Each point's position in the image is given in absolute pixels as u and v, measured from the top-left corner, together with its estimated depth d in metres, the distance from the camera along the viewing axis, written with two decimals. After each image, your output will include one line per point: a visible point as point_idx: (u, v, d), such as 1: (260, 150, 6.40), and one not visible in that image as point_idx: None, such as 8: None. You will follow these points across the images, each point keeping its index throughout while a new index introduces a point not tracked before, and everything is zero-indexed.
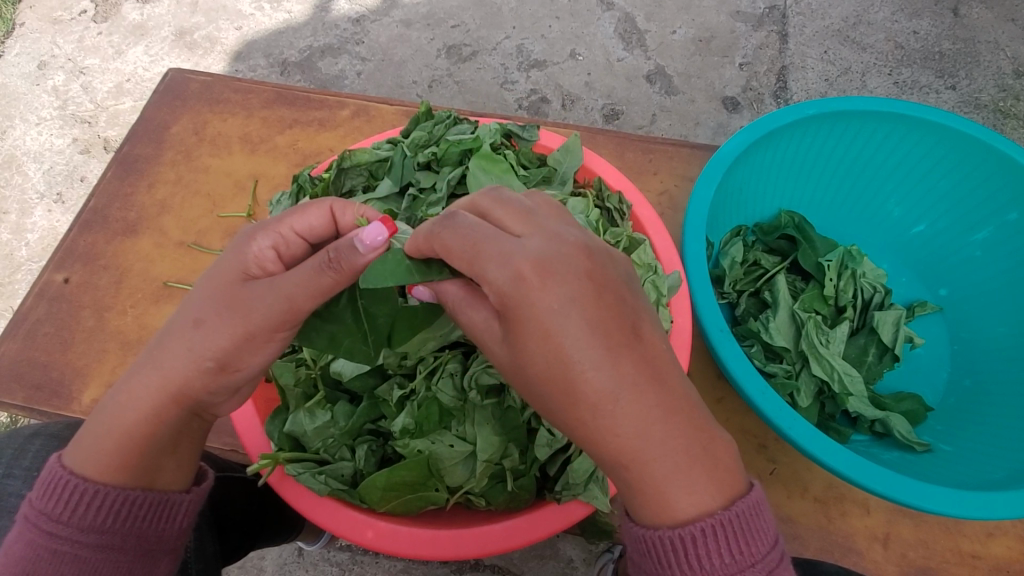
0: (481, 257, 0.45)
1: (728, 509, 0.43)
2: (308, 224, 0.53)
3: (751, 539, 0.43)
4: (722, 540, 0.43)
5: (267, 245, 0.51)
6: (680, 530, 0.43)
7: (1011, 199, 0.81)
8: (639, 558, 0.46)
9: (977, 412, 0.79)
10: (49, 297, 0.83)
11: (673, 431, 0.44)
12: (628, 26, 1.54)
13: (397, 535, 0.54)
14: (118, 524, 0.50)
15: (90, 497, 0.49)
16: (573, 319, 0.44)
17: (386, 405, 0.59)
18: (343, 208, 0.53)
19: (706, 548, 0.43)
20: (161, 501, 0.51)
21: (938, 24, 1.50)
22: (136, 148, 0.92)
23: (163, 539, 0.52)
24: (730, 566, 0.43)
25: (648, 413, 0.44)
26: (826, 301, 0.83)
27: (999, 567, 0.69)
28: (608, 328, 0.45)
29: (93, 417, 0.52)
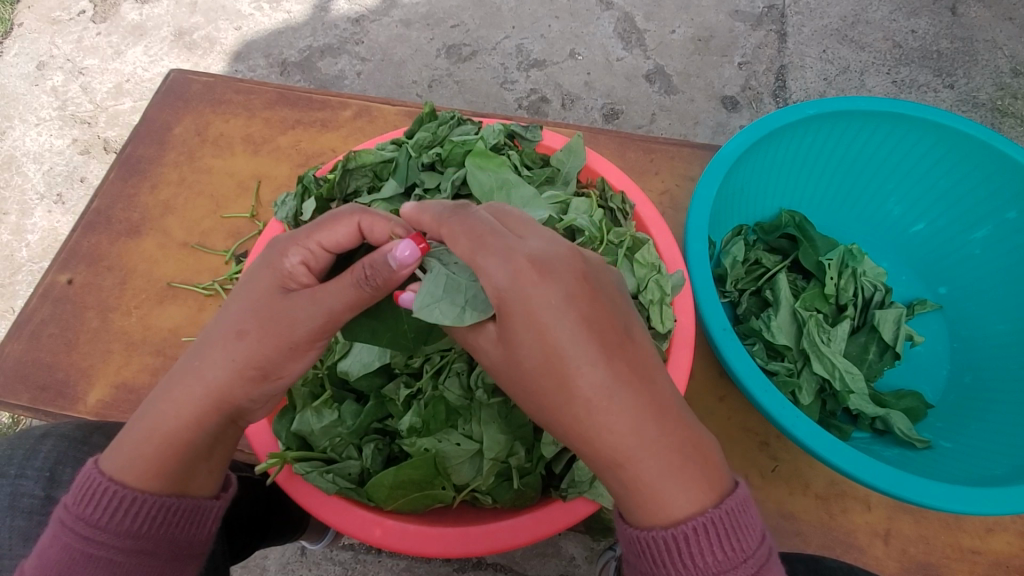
0: (485, 247, 0.46)
1: (718, 508, 0.44)
2: (334, 240, 0.52)
3: (740, 537, 0.44)
4: (713, 537, 0.43)
5: (297, 260, 0.51)
6: (674, 529, 0.44)
7: (1010, 198, 0.82)
8: (635, 559, 0.46)
9: (976, 409, 0.80)
10: (54, 298, 0.84)
11: (662, 428, 0.45)
12: (628, 25, 1.54)
13: (405, 534, 0.55)
14: (153, 530, 0.50)
15: (127, 503, 0.49)
16: (568, 323, 0.45)
17: (392, 404, 0.59)
18: (371, 224, 0.52)
19: (701, 546, 0.43)
20: (194, 507, 0.52)
21: (936, 22, 1.50)
22: (139, 149, 0.92)
23: (192, 543, 0.53)
24: (724, 562, 0.44)
25: (642, 412, 0.45)
26: (827, 299, 0.83)
27: (998, 562, 0.70)
28: (596, 336, 0.45)
29: (132, 423, 0.52)
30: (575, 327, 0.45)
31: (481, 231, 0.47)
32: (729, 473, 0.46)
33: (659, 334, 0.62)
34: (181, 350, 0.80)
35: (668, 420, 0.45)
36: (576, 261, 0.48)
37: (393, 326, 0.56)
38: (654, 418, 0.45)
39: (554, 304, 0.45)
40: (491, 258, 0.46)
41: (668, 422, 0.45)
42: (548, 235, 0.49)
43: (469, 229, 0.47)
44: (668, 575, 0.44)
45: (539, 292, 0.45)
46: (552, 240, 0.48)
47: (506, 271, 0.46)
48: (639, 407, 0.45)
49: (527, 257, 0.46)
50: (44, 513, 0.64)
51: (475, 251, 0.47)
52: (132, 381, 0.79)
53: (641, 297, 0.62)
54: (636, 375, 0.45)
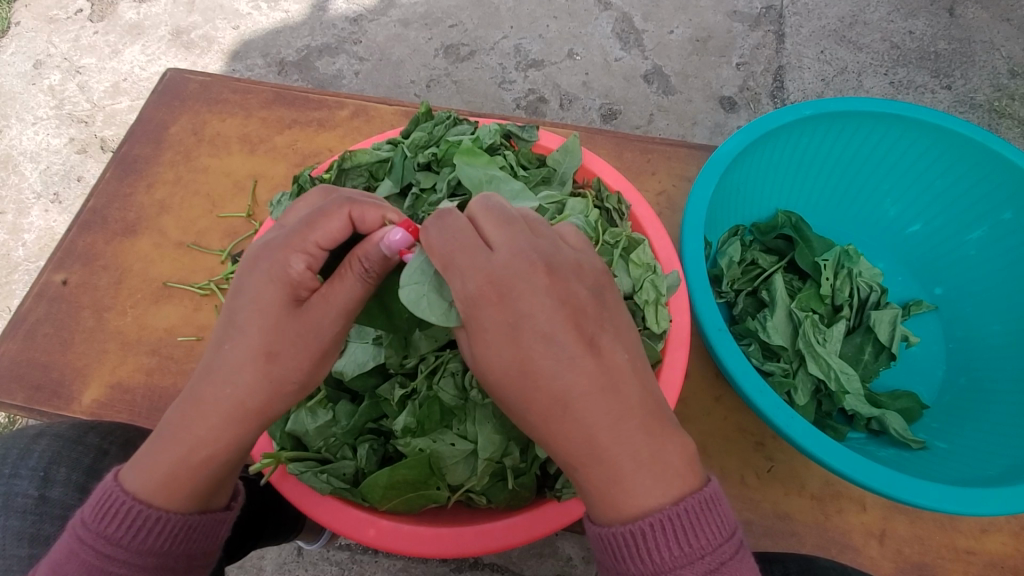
0: (449, 262, 0.47)
1: (676, 507, 0.44)
2: (331, 237, 0.50)
3: (700, 532, 0.44)
4: (670, 533, 0.44)
5: (300, 265, 0.49)
6: (630, 526, 0.44)
7: (1006, 199, 0.82)
8: (598, 555, 0.47)
9: (972, 410, 0.80)
10: (49, 298, 0.83)
11: (628, 435, 0.45)
12: (626, 26, 1.54)
13: (398, 534, 0.55)
14: (175, 548, 0.50)
15: (150, 523, 0.49)
16: (533, 335, 0.45)
17: (387, 404, 0.59)
18: (362, 211, 0.51)
19: (658, 541, 0.43)
20: (213, 522, 0.52)
21: (933, 24, 1.51)
22: (135, 148, 0.92)
23: (208, 554, 0.53)
24: (684, 556, 0.44)
25: (599, 423, 0.45)
26: (823, 299, 0.83)
27: (993, 562, 0.70)
28: (554, 346, 0.45)
29: (152, 438, 0.50)
30: (531, 340, 0.45)
31: (455, 242, 0.47)
32: (701, 473, 0.46)
33: (654, 334, 0.62)
34: (177, 350, 0.80)
35: (628, 429, 0.45)
36: (540, 270, 0.47)
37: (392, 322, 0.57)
38: (602, 427, 0.45)
39: (512, 320, 0.46)
40: (462, 272, 0.46)
41: (624, 432, 0.45)
42: (520, 243, 0.47)
43: (444, 242, 0.47)
44: (628, 569, 0.45)
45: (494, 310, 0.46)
46: (523, 247, 0.47)
47: (467, 288, 0.46)
48: (592, 418, 0.45)
49: (485, 268, 0.46)
50: (37, 512, 0.65)
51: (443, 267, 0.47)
52: (127, 381, 0.79)
53: (637, 297, 0.62)
54: (598, 386, 0.45)
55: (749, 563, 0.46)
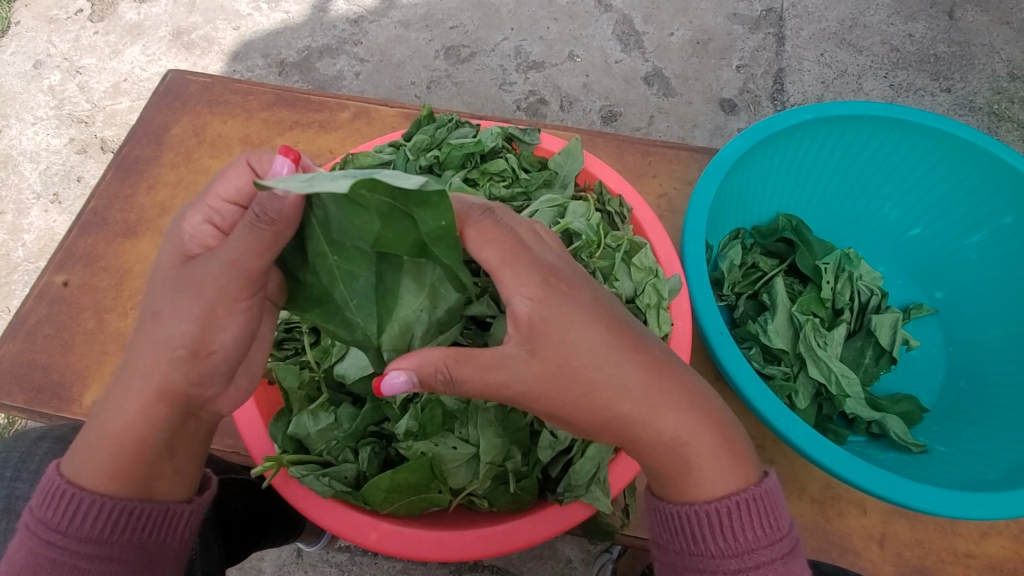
0: (516, 260, 0.47)
1: (758, 487, 0.49)
2: (232, 188, 0.51)
3: (775, 516, 0.49)
4: (751, 513, 0.48)
5: (199, 220, 0.51)
6: (715, 504, 0.49)
7: (1007, 204, 0.82)
8: (669, 538, 0.51)
9: (971, 414, 0.80)
10: (50, 299, 0.83)
11: (695, 413, 0.50)
12: (626, 27, 1.55)
13: (400, 537, 0.55)
14: (114, 534, 0.49)
15: (88, 507, 0.49)
16: (598, 329, 0.48)
17: (388, 407, 0.59)
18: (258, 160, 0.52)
19: (739, 521, 0.48)
20: (160, 513, 0.51)
21: (933, 26, 1.51)
22: (136, 149, 0.92)
23: (165, 549, 0.52)
24: (761, 539, 0.48)
25: (682, 399, 0.50)
26: (824, 303, 0.83)
27: (993, 566, 0.70)
28: (621, 339, 0.49)
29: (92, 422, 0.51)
30: (608, 335, 0.48)
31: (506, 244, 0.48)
32: (759, 465, 0.52)
33: (656, 338, 0.63)
34: None
35: (693, 408, 0.50)
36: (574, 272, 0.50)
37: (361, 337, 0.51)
38: (681, 399, 0.50)
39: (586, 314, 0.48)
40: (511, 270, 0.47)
41: (691, 410, 0.50)
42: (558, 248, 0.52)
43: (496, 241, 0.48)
44: (707, 550, 0.49)
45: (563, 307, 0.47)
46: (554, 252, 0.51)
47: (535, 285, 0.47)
48: (677, 395, 0.50)
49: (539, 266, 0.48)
50: None
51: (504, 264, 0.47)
52: None
53: (638, 301, 0.62)
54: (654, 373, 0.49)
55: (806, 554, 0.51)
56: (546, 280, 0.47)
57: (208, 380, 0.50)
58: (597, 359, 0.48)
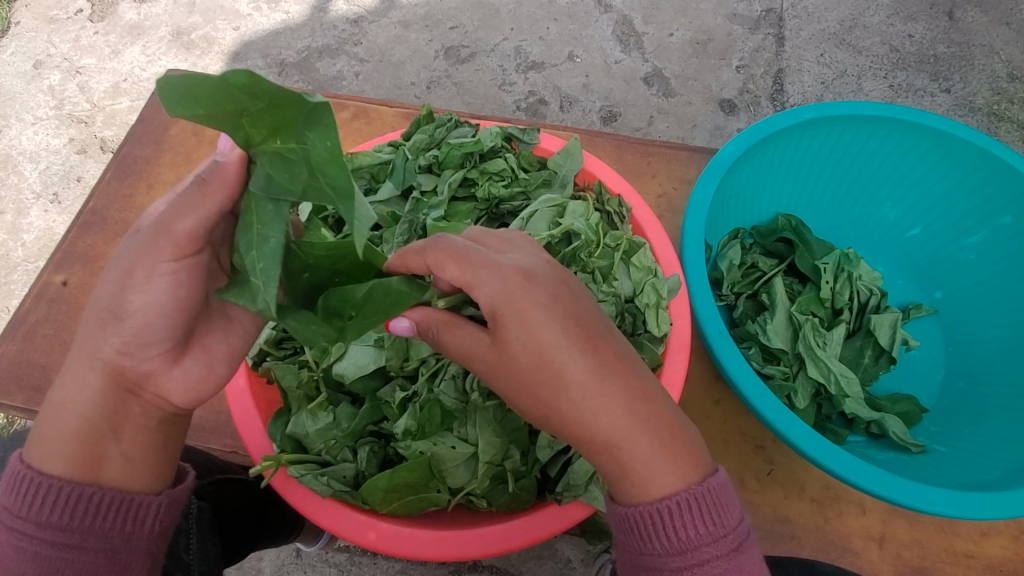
0: (473, 263, 0.48)
1: (702, 486, 0.46)
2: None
3: (721, 514, 0.46)
4: (695, 511, 0.45)
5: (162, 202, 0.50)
6: (658, 504, 0.45)
7: (1006, 204, 0.82)
8: (624, 538, 0.48)
9: (970, 415, 0.80)
10: (49, 299, 0.83)
11: (643, 416, 0.46)
12: (626, 28, 1.55)
13: (398, 536, 0.55)
14: (73, 519, 0.48)
15: (47, 493, 0.47)
16: (549, 322, 0.47)
17: (388, 406, 0.59)
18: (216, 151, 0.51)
19: (684, 521, 0.45)
20: (122, 500, 0.49)
21: (932, 27, 1.51)
22: (135, 149, 0.92)
23: (130, 542, 0.50)
24: (706, 538, 0.45)
25: (629, 398, 0.46)
26: (823, 303, 0.83)
27: (992, 566, 0.70)
28: (574, 331, 0.47)
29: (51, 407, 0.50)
30: (562, 325, 0.47)
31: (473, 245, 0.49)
32: (710, 459, 0.48)
33: (654, 337, 0.63)
34: None
35: (643, 410, 0.46)
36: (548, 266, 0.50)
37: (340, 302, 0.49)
38: (630, 398, 0.46)
39: (547, 306, 0.47)
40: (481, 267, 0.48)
41: (637, 412, 0.46)
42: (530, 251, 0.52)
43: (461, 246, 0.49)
44: (655, 548, 0.46)
45: (521, 300, 0.47)
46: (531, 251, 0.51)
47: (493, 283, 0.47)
48: (621, 395, 0.46)
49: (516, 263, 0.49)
50: None
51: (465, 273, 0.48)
52: None
53: (637, 300, 0.62)
54: (604, 369, 0.46)
55: (759, 549, 0.48)
56: (510, 276, 0.48)
57: (139, 351, 0.48)
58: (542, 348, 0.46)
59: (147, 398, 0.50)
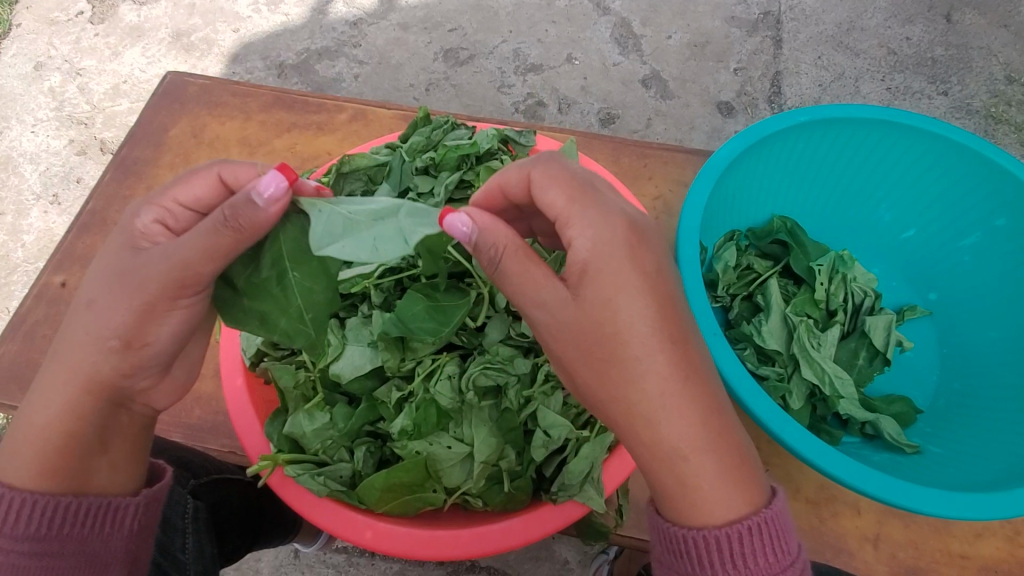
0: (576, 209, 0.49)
1: (770, 510, 0.46)
2: (192, 195, 0.54)
3: (784, 539, 0.46)
4: (762, 538, 0.45)
5: (151, 219, 0.53)
6: (727, 529, 0.45)
7: (1000, 206, 0.83)
8: (673, 559, 0.47)
9: (965, 416, 0.81)
10: (48, 300, 0.84)
11: (713, 424, 0.47)
12: (625, 30, 1.55)
13: (396, 536, 0.55)
14: (49, 528, 0.49)
15: (19, 505, 0.49)
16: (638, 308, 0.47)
17: (384, 406, 0.59)
18: (228, 172, 0.54)
19: (751, 548, 0.45)
20: (100, 506, 0.51)
21: (931, 30, 1.52)
22: (135, 151, 0.92)
23: (109, 543, 0.51)
24: (773, 566, 0.45)
25: (698, 402, 0.47)
26: (818, 304, 0.84)
27: (987, 567, 0.71)
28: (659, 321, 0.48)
29: (22, 421, 0.52)
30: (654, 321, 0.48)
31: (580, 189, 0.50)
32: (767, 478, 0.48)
33: None
34: None
35: (709, 423, 0.47)
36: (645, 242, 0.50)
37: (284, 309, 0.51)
38: (705, 408, 0.47)
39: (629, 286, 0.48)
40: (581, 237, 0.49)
41: (706, 419, 0.47)
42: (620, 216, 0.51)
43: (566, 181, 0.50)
44: None
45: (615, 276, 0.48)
46: (634, 209, 0.52)
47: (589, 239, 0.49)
48: (694, 399, 0.47)
49: (622, 228, 0.49)
50: None
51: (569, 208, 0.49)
52: None
53: None
54: (680, 375, 0.47)
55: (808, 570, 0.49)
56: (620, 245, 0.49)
57: (139, 372, 0.53)
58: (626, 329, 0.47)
59: (136, 408, 0.55)
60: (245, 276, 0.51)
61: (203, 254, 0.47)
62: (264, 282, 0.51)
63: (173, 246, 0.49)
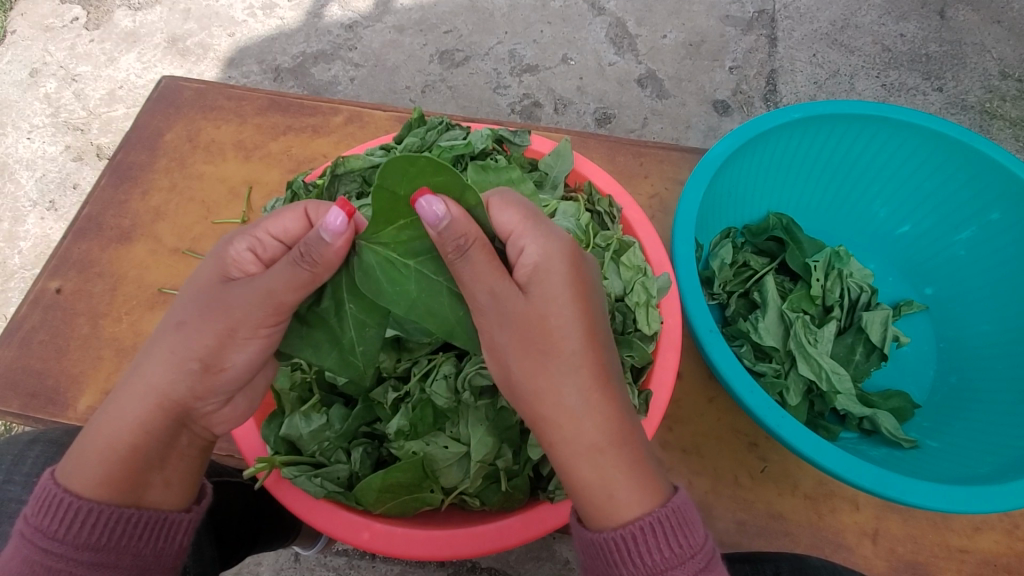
0: (531, 224, 0.49)
1: (665, 507, 0.47)
2: (282, 227, 0.54)
3: (687, 534, 0.47)
4: (661, 535, 0.46)
5: (243, 248, 0.53)
6: (622, 530, 0.46)
7: (994, 199, 0.83)
8: (591, 562, 0.48)
9: (960, 410, 0.81)
10: (44, 306, 0.84)
11: (614, 450, 0.48)
12: (619, 30, 1.55)
13: (391, 537, 0.55)
14: (110, 540, 0.50)
15: (84, 514, 0.49)
16: (567, 314, 0.48)
17: (380, 407, 0.59)
18: (316, 208, 0.55)
19: (649, 545, 0.46)
20: (159, 520, 0.52)
21: (924, 26, 1.52)
22: (130, 156, 0.92)
23: (161, 559, 0.52)
24: (674, 559, 0.46)
25: (605, 419, 0.48)
26: (814, 300, 0.84)
27: (986, 561, 0.71)
28: (586, 331, 0.49)
29: (88, 427, 0.52)
30: (582, 338, 0.49)
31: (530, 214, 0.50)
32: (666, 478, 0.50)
33: (646, 335, 0.63)
34: None
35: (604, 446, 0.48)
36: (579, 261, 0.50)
37: (339, 342, 0.54)
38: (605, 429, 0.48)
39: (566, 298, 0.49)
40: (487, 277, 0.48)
41: (602, 439, 0.48)
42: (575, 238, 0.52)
43: (520, 207, 0.50)
44: (620, 574, 0.46)
45: (556, 281, 0.48)
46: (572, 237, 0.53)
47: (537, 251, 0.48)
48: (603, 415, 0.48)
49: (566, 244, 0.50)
50: None
51: (521, 224, 0.49)
52: None
53: (627, 299, 0.63)
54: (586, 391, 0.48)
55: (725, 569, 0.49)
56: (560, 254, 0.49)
57: (209, 396, 0.53)
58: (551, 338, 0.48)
59: (197, 429, 0.55)
60: (308, 306, 0.54)
61: (290, 285, 0.49)
62: (324, 314, 0.54)
63: (260, 276, 0.50)
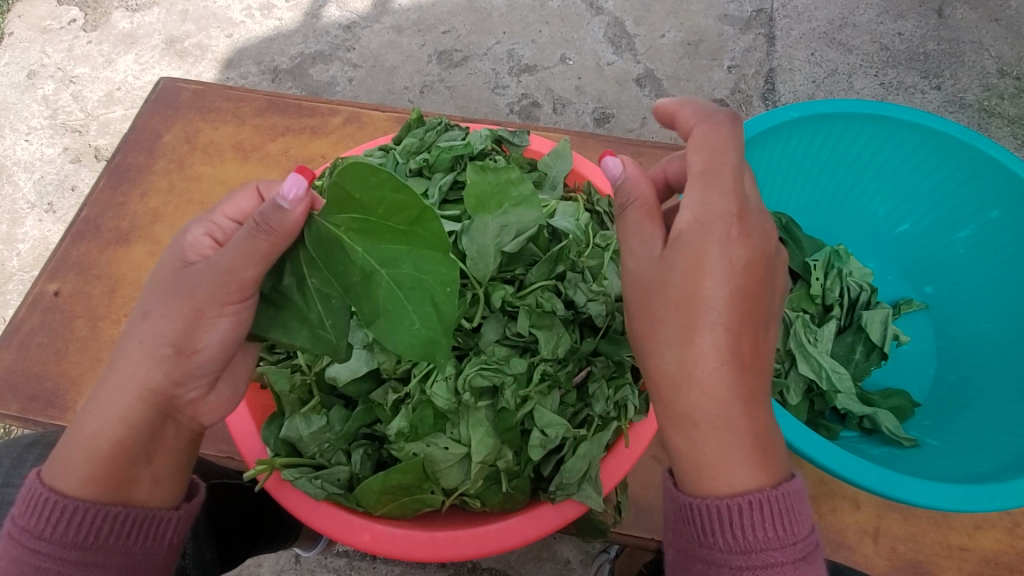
0: (710, 175, 0.49)
1: (775, 489, 0.45)
2: (238, 209, 0.55)
3: (793, 520, 0.45)
4: (766, 513, 0.44)
5: (201, 233, 0.54)
6: (727, 500, 0.45)
7: (993, 198, 0.83)
8: (682, 527, 0.47)
9: (960, 410, 0.81)
10: (43, 308, 0.83)
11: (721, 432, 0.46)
12: (617, 30, 1.55)
13: (393, 538, 0.55)
14: (98, 539, 0.49)
15: (70, 513, 0.49)
16: (719, 280, 0.46)
17: (380, 409, 0.58)
18: (268, 187, 0.56)
19: (752, 521, 0.44)
20: (146, 518, 0.51)
21: (923, 25, 1.52)
22: (128, 157, 0.92)
23: (150, 558, 0.52)
24: (774, 542, 0.44)
25: (730, 402, 0.46)
26: (813, 300, 0.84)
27: (987, 559, 0.71)
28: (738, 303, 0.46)
29: (75, 425, 0.52)
30: (729, 309, 0.46)
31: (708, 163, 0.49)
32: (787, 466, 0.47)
33: None
34: None
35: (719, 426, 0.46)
36: (749, 279, 0.47)
37: (305, 316, 0.50)
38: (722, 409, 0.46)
39: (720, 264, 0.47)
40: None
41: (716, 420, 0.46)
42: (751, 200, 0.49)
43: (711, 148, 0.50)
44: (715, 544, 0.45)
45: (712, 244, 0.47)
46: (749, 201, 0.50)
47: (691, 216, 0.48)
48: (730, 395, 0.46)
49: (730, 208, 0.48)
50: None
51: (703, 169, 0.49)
52: None
53: None
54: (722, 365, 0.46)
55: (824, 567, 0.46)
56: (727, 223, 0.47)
57: (189, 380, 0.53)
58: (696, 303, 0.47)
59: (184, 420, 0.55)
60: (270, 284, 0.52)
61: (249, 259, 0.48)
62: (286, 291, 0.51)
63: (218, 255, 0.50)
